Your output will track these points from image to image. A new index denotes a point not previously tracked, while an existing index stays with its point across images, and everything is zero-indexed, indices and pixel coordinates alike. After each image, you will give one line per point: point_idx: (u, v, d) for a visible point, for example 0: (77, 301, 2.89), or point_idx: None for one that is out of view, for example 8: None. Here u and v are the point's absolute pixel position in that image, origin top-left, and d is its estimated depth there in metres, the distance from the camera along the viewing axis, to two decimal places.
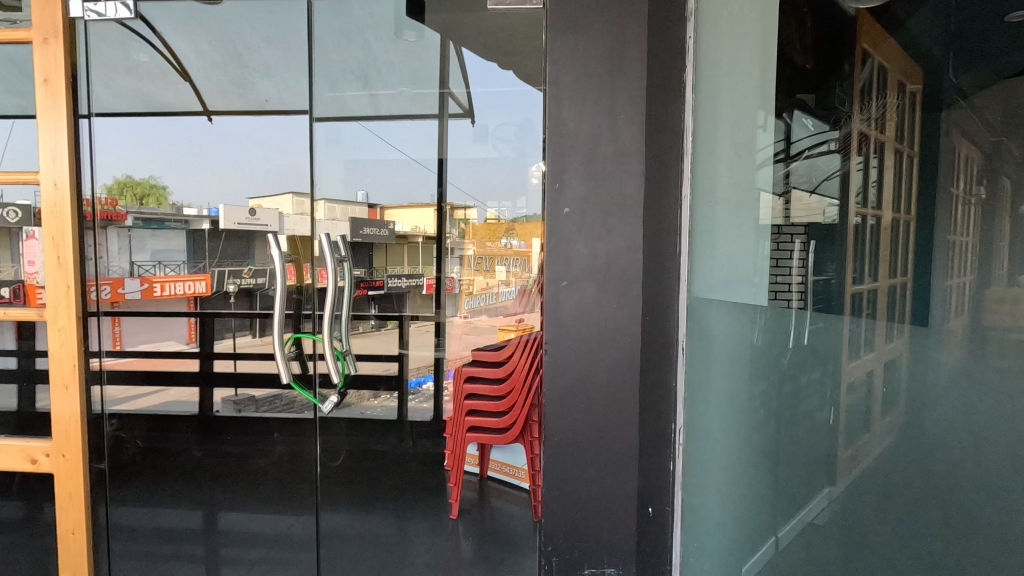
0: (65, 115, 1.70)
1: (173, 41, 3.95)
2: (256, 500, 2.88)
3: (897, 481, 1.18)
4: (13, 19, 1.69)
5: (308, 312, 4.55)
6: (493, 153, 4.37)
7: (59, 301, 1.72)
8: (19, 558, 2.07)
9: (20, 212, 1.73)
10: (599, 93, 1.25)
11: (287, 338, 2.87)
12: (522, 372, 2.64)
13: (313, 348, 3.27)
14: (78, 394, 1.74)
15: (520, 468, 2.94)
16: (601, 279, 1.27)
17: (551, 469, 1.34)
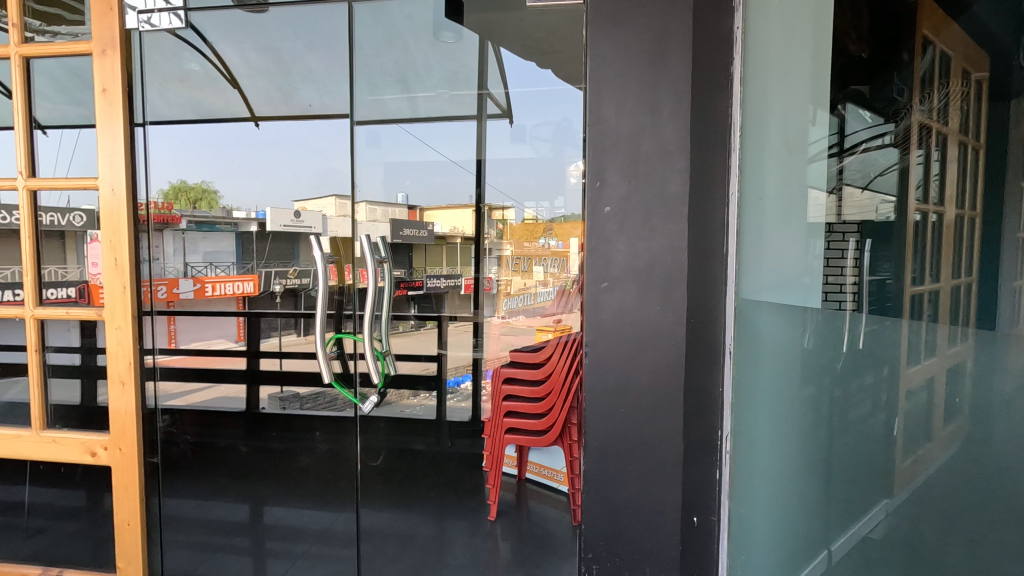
0: (121, 121, 1.77)
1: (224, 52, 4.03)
2: (299, 496, 2.94)
3: (961, 502, 1.08)
4: (76, 32, 1.79)
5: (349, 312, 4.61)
6: (531, 153, 4.41)
7: (117, 300, 1.80)
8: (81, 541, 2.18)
9: (84, 216, 1.86)
10: (642, 89, 1.22)
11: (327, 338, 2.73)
12: (562, 373, 2.59)
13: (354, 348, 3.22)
14: (133, 390, 1.82)
15: (559, 471, 2.90)
16: (643, 280, 1.24)
17: (592, 474, 1.31)
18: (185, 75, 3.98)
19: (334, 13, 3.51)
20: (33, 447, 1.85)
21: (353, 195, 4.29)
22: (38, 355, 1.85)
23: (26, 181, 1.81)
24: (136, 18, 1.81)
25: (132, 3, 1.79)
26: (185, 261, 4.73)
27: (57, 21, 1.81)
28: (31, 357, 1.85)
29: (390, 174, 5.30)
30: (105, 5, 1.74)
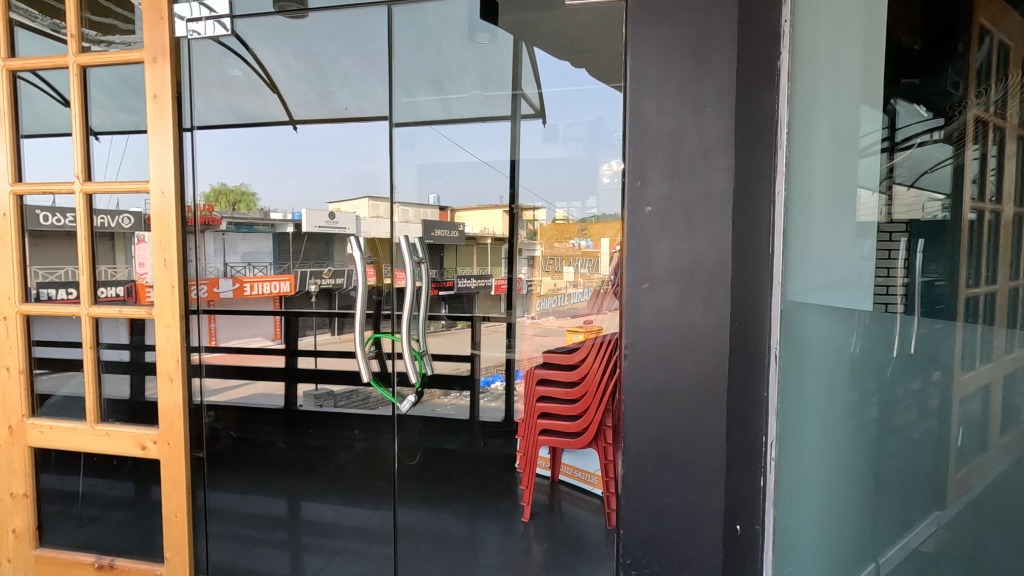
0: (170, 126, 1.83)
1: (265, 60, 4.07)
2: (336, 493, 2.99)
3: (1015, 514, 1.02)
4: (129, 41, 1.86)
5: (387, 312, 4.60)
6: (564, 153, 4.50)
7: (167, 299, 1.87)
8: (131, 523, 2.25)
9: (132, 219, 1.90)
10: (684, 86, 1.19)
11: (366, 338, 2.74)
12: (598, 376, 2.55)
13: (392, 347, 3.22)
14: (181, 385, 1.88)
15: (592, 474, 2.86)
16: (685, 282, 1.21)
17: (631, 479, 1.29)
18: (229, 82, 3.93)
19: (370, 18, 3.55)
20: (88, 440, 1.94)
21: (391, 196, 4.35)
22: (93, 351, 1.94)
23: (82, 184, 1.89)
24: (185, 26, 1.88)
25: (181, 13, 1.86)
26: (228, 262, 4.80)
27: (111, 31, 1.89)
28: (86, 354, 1.93)
29: (423, 175, 5.54)
30: (156, 15, 1.81)
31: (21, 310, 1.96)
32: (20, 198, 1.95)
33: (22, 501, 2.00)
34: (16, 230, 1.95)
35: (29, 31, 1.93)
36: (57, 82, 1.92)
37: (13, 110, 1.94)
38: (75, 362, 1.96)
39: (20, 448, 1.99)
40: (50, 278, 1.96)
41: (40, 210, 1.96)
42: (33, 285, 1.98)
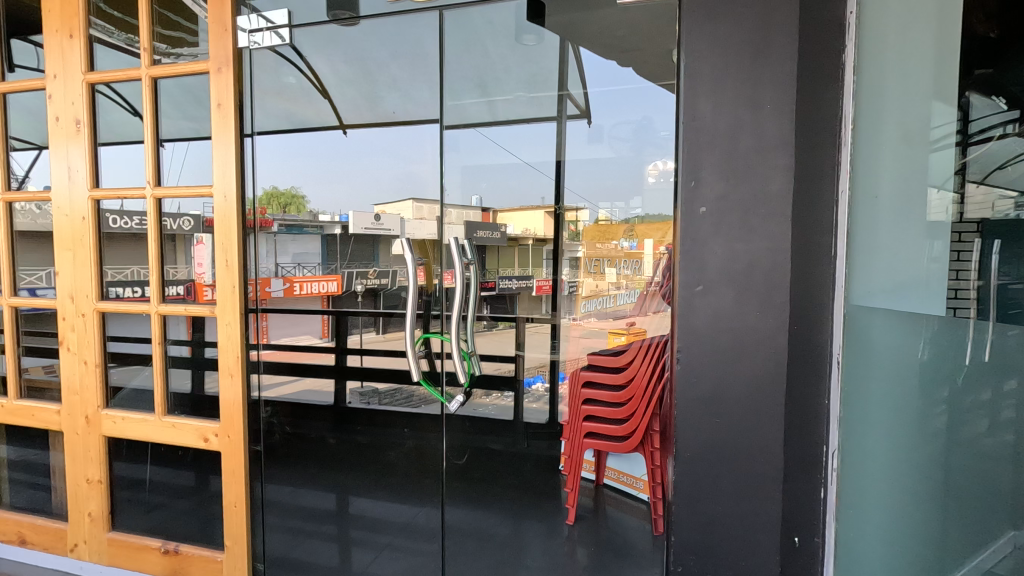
0: (233, 133, 1.91)
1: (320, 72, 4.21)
2: (383, 490, 3.05)
3: None
4: (196, 53, 1.96)
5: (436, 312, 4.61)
6: (608, 153, 4.31)
7: (228, 299, 1.96)
8: (186, 502, 2.28)
9: (192, 222, 2.00)
10: (742, 83, 1.16)
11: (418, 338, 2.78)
12: (645, 379, 2.50)
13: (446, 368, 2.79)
14: (240, 381, 1.97)
15: (638, 478, 2.81)
16: (740, 284, 1.18)
17: (683, 486, 1.26)
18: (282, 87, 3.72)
19: (419, 23, 3.61)
20: (156, 431, 2.05)
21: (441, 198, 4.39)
22: (160, 347, 2.04)
23: (153, 190, 2.01)
24: (246, 37, 1.96)
25: (241, 25, 1.94)
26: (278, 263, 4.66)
27: (181, 44, 1.99)
28: (155, 350, 2.04)
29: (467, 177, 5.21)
30: (220, 27, 1.90)
31: (97, 307, 2.09)
32: (97, 203, 2.08)
33: (97, 487, 2.14)
34: (93, 232, 2.08)
35: (107, 45, 2.06)
36: (130, 93, 2.04)
37: (92, 121, 2.07)
38: (145, 357, 2.07)
39: (94, 437, 2.13)
40: (123, 277, 2.09)
41: (112, 213, 2.08)
42: (107, 284, 2.11)
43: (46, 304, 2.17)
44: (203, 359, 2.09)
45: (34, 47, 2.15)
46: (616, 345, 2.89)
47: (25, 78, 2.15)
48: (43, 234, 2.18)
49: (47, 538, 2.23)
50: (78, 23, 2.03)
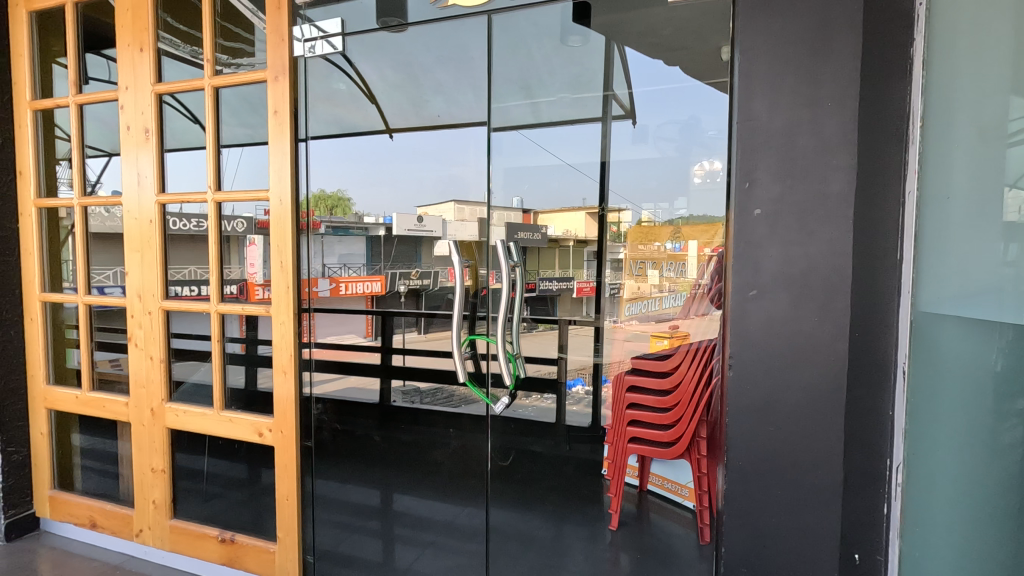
0: (288, 139, 1.98)
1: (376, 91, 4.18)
2: (426, 488, 3.10)
3: None
4: (254, 63, 2.05)
5: (481, 316, 4.28)
6: (655, 153, 4.09)
7: (282, 298, 2.03)
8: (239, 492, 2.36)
9: (245, 224, 2.11)
10: (800, 80, 1.12)
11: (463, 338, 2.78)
12: (692, 384, 2.43)
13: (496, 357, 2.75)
14: (293, 378, 2.03)
15: (684, 485, 2.64)
16: (797, 288, 1.14)
17: (735, 497, 1.22)
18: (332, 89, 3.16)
19: (464, 29, 3.64)
20: (214, 424, 2.15)
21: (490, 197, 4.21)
22: (220, 344, 2.14)
23: (214, 194, 2.10)
24: (302, 46, 2.03)
25: (296, 34, 2.01)
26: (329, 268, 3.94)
27: (241, 54, 2.08)
28: (214, 347, 2.14)
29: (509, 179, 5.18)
30: (277, 37, 1.97)
31: (162, 306, 2.20)
32: (163, 207, 2.20)
33: (160, 476, 2.25)
34: (159, 235, 2.20)
35: (173, 58, 2.17)
36: (192, 102, 2.14)
37: (159, 129, 2.19)
38: (205, 353, 2.17)
39: (158, 429, 2.25)
40: (185, 276, 2.20)
41: (174, 217, 2.20)
42: (169, 283, 2.22)
43: (116, 303, 2.31)
44: (257, 356, 2.16)
45: (107, 61, 2.29)
46: (659, 348, 2.79)
47: (99, 91, 2.29)
48: (113, 235, 2.33)
49: (115, 523, 2.36)
50: (148, 38, 2.16)
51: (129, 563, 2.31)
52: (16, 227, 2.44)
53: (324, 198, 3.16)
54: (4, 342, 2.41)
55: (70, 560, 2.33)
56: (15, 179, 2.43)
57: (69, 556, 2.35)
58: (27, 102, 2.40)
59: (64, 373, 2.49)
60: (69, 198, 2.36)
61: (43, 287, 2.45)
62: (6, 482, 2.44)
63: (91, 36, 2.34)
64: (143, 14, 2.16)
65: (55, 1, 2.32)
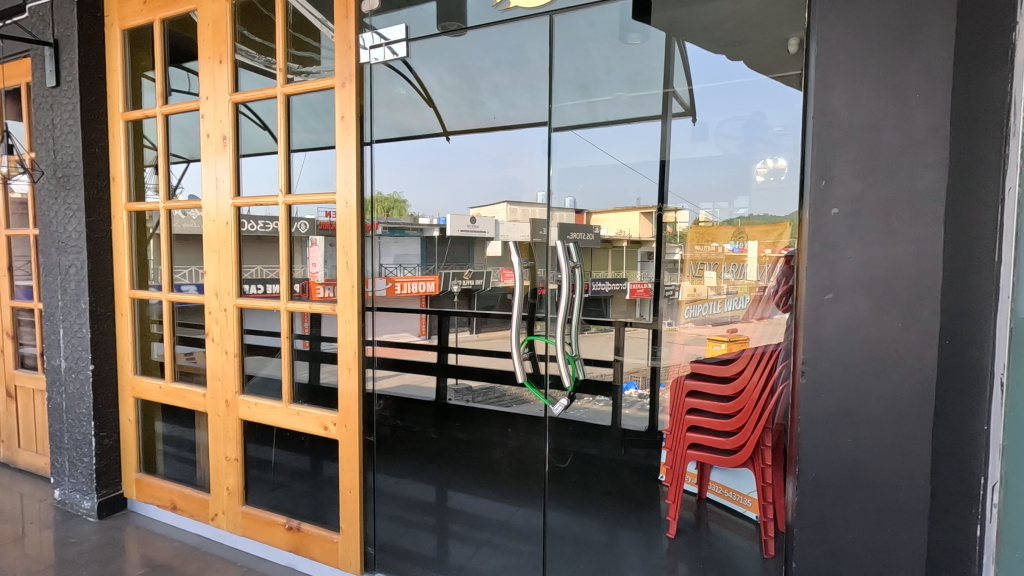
0: (354, 143, 2.05)
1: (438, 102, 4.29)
2: (480, 488, 3.14)
3: None
4: (323, 71, 2.13)
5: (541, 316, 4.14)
6: (715, 152, 3.82)
7: (348, 297, 2.10)
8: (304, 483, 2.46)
9: (307, 225, 2.22)
10: (885, 73, 1.08)
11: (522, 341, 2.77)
12: (755, 390, 2.28)
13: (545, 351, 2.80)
14: (357, 374, 2.10)
15: (746, 495, 2.39)
16: (879, 293, 1.11)
17: (807, 511, 1.20)
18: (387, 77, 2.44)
19: (523, 32, 3.64)
20: (284, 417, 2.25)
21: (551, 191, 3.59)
22: (288, 341, 2.23)
23: (285, 197, 2.20)
24: (368, 53, 2.10)
25: (363, 42, 2.08)
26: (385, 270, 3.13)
27: (310, 62, 2.17)
28: (282, 343, 2.24)
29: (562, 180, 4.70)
30: (345, 45, 2.05)
31: (237, 303, 2.33)
32: (238, 209, 2.32)
33: (234, 464, 2.38)
34: (234, 236, 2.32)
35: (248, 68, 2.29)
36: (265, 109, 2.25)
37: (235, 136, 2.31)
38: (276, 349, 2.28)
39: (232, 419, 2.38)
40: (258, 275, 2.31)
41: (248, 219, 2.31)
42: (243, 281, 2.34)
43: (195, 299, 2.46)
44: (320, 352, 2.24)
45: (189, 74, 2.45)
46: (716, 352, 2.66)
47: (182, 101, 2.45)
48: (191, 235, 2.49)
49: (194, 506, 2.52)
50: (227, 50, 2.29)
51: (205, 545, 2.45)
52: (109, 229, 2.64)
53: (393, 207, 3.34)
54: (99, 335, 2.62)
55: (154, 539, 2.50)
56: (109, 184, 2.63)
57: (152, 535, 2.53)
58: (120, 113, 2.59)
59: (148, 364, 2.68)
60: (156, 202, 2.54)
61: (133, 284, 2.65)
62: (99, 464, 2.65)
63: (174, 49, 2.49)
64: (223, 28, 2.29)
65: (145, 19, 2.49)
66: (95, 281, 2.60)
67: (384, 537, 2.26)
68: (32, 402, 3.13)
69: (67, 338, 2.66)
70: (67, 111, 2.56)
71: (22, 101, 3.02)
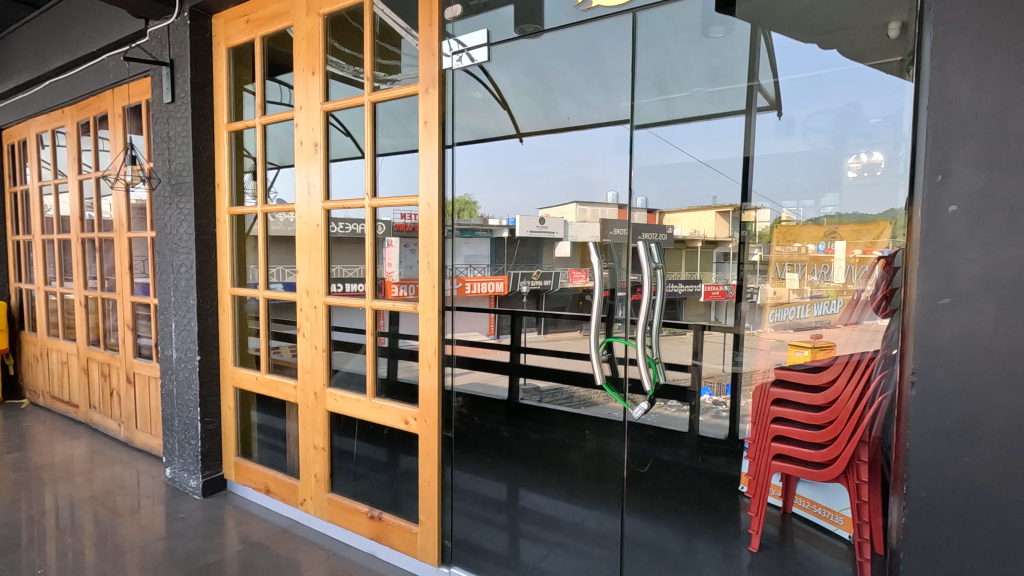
0: (436, 147, 2.12)
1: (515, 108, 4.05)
2: (552, 489, 3.16)
3: None
4: (409, 80, 2.22)
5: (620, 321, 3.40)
6: (804, 147, 3.53)
7: (429, 296, 2.17)
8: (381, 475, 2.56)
9: (385, 227, 2.32)
10: (1013, 60, 1.01)
11: (602, 342, 2.76)
12: (849, 400, 2.08)
13: (625, 351, 2.61)
14: (437, 371, 2.16)
15: (837, 513, 2.25)
16: (1004, 297, 1.03)
17: (915, 533, 1.14)
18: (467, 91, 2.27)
19: (601, 36, 3.43)
20: (367, 410, 2.36)
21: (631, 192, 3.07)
22: (374, 337, 2.33)
23: (371, 200, 2.31)
24: (450, 59, 2.14)
25: (445, 49, 2.13)
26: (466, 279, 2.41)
27: (395, 70, 2.26)
28: (368, 340, 2.34)
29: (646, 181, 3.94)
30: (429, 52, 2.14)
31: (326, 301, 2.46)
32: (328, 212, 2.46)
33: (321, 453, 2.53)
34: (324, 237, 2.46)
35: (337, 79, 2.42)
36: (354, 117, 2.37)
37: (326, 144, 2.45)
38: (361, 345, 2.39)
39: (320, 411, 2.52)
40: (346, 274, 2.43)
41: (338, 222, 2.44)
42: (333, 280, 2.47)
43: (288, 296, 2.63)
44: (398, 350, 2.31)
45: (283, 86, 2.62)
46: (796, 359, 2.77)
47: (278, 112, 2.63)
48: (286, 238, 2.66)
49: (285, 491, 2.70)
50: (319, 62, 2.43)
51: (295, 528, 2.62)
52: (213, 232, 2.87)
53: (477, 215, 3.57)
54: (204, 328, 2.85)
55: (250, 519, 2.70)
56: (214, 191, 2.86)
57: (249, 515, 2.73)
58: (225, 124, 2.82)
59: (245, 357, 2.88)
60: (254, 207, 2.74)
61: (233, 283, 2.87)
62: (204, 447, 2.89)
63: (270, 63, 2.67)
64: (316, 42, 2.43)
65: (248, 37, 2.70)
66: (202, 280, 2.84)
67: (464, 531, 2.34)
68: (148, 387, 3.47)
69: (178, 332, 2.92)
70: (181, 125, 2.82)
71: (143, 117, 3.36)
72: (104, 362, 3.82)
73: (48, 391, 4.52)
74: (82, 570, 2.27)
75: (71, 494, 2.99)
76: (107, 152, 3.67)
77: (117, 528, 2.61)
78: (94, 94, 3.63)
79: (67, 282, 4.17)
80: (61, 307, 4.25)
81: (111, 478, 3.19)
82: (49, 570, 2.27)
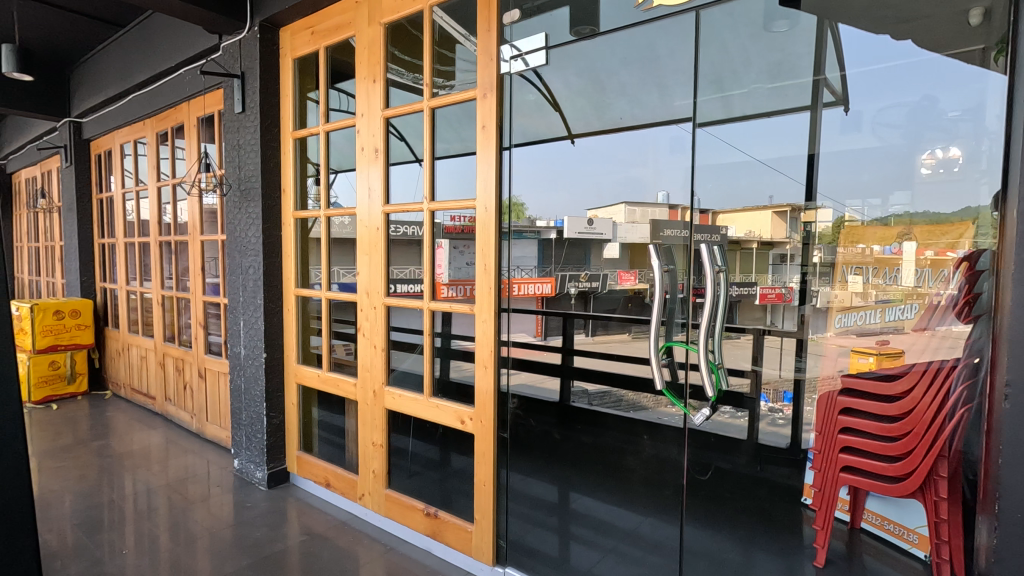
0: (493, 149, 2.13)
1: (568, 109, 4.03)
2: (604, 493, 3.14)
3: None
4: (467, 85, 2.24)
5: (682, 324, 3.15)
6: (874, 142, 3.06)
7: (485, 297, 2.20)
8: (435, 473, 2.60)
9: (440, 229, 2.36)
10: None
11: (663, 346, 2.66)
12: (926, 412, 1.95)
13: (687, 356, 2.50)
14: (492, 373, 2.18)
15: (913, 530, 2.15)
16: None
17: (1009, 554, 1.08)
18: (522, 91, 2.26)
19: (656, 35, 3.37)
20: (424, 409, 2.41)
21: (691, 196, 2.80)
22: (431, 337, 2.39)
23: (429, 204, 2.36)
24: (508, 64, 2.15)
25: (503, 54, 2.14)
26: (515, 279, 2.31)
27: (452, 76, 2.30)
28: (425, 339, 2.40)
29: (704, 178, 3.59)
30: (487, 56, 2.14)
31: (385, 302, 2.53)
32: (387, 215, 2.53)
33: (379, 450, 2.60)
34: (384, 238, 2.53)
35: (397, 85, 2.49)
36: (412, 123, 2.43)
37: (386, 149, 2.52)
38: (418, 344, 2.45)
39: (379, 408, 2.59)
40: (402, 275, 2.50)
41: (397, 224, 2.50)
42: (392, 281, 2.53)
43: (347, 297, 2.72)
44: (452, 350, 2.35)
45: (343, 94, 2.72)
46: (864, 365, 2.81)
47: (340, 120, 2.72)
48: (347, 240, 2.75)
49: (344, 485, 2.80)
50: (380, 70, 2.51)
51: (353, 521, 2.70)
52: (279, 235, 3.01)
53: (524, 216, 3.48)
54: (270, 327, 2.99)
55: (312, 511, 2.80)
56: (280, 196, 3.00)
57: (310, 507, 2.84)
58: (291, 132, 2.94)
59: (308, 355, 3.00)
60: (317, 211, 2.85)
61: (297, 283, 2.99)
62: (269, 440, 3.03)
63: (334, 71, 2.78)
64: (378, 50, 2.51)
65: (313, 48, 2.81)
66: (269, 280, 2.98)
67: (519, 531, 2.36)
68: (218, 383, 3.67)
69: (246, 330, 3.08)
70: (250, 133, 2.97)
71: (215, 126, 3.56)
72: (178, 357, 4.06)
73: (129, 383, 4.85)
74: (159, 552, 2.42)
75: (148, 481, 3.20)
76: (183, 160, 3.90)
77: (192, 514, 2.77)
78: (171, 107, 3.88)
79: (145, 283, 4.47)
80: (140, 305, 4.55)
81: (184, 467, 3.39)
82: (130, 551, 2.44)
